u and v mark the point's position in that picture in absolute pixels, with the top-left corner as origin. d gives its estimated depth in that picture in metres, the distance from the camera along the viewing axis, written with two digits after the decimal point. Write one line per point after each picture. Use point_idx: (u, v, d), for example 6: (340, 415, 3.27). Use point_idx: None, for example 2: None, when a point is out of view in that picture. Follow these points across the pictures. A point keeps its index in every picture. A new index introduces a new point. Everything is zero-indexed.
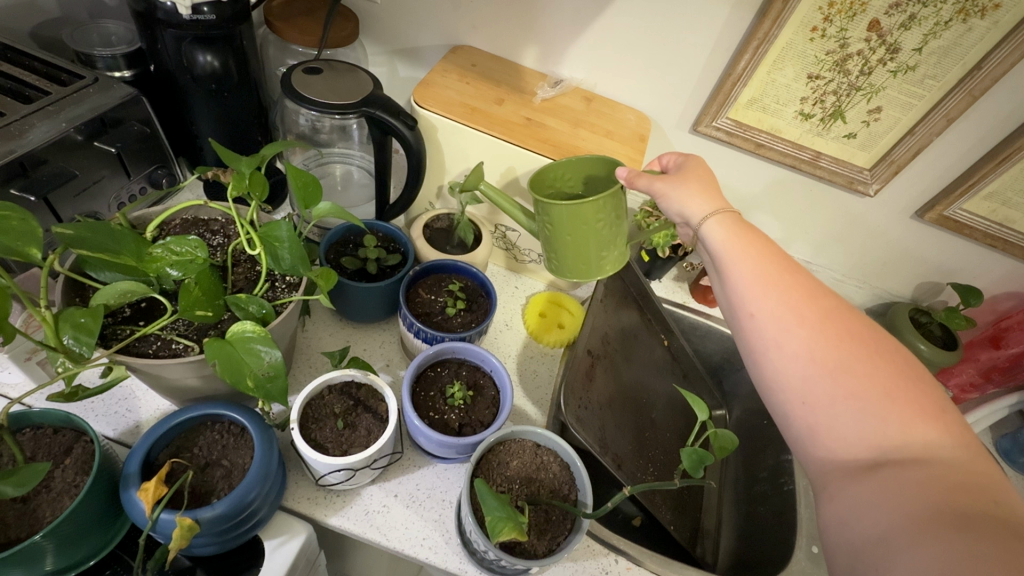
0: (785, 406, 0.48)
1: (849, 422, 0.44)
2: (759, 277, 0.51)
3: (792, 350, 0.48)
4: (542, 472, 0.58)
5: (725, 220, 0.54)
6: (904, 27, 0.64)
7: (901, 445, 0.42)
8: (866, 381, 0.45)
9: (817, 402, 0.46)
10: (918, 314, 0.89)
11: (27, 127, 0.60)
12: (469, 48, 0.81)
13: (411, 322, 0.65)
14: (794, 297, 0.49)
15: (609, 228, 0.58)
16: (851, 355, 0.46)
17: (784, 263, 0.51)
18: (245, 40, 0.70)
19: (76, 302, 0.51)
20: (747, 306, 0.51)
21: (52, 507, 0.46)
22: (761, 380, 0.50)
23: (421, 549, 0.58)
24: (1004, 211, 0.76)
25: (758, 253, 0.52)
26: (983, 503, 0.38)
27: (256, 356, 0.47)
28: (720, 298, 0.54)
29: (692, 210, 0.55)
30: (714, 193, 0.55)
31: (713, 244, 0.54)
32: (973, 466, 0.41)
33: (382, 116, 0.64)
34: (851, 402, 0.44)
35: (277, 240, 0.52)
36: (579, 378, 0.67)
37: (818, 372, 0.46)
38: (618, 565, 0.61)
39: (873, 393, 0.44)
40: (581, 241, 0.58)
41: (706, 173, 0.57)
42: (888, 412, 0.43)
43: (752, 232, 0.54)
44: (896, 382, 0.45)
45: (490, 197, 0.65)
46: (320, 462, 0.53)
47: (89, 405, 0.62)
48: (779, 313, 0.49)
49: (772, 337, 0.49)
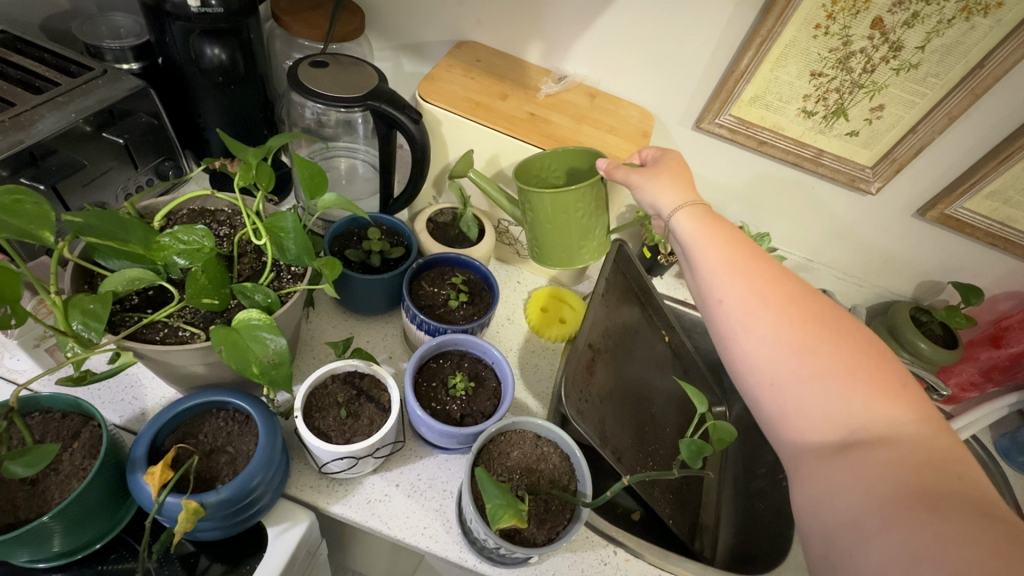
0: (755, 390, 0.48)
1: (815, 402, 0.45)
2: (726, 263, 0.52)
3: (759, 333, 0.48)
4: (542, 463, 0.58)
5: (693, 210, 0.56)
6: (907, 25, 0.65)
7: (866, 424, 0.43)
8: (830, 362, 0.45)
9: (784, 384, 0.46)
10: (917, 313, 0.90)
11: (37, 117, 0.61)
12: (474, 44, 0.82)
13: (415, 315, 0.66)
14: (760, 281, 0.50)
15: (589, 218, 0.63)
16: (816, 335, 0.47)
17: (749, 250, 0.53)
18: (252, 34, 0.71)
19: (85, 289, 0.52)
20: (715, 290, 0.51)
21: (60, 489, 0.47)
22: (733, 367, 0.50)
23: (423, 538, 0.59)
24: (1005, 210, 0.77)
25: (725, 241, 0.53)
26: (949, 481, 0.38)
27: (261, 344, 0.48)
28: (692, 287, 0.55)
29: (663, 202, 0.57)
30: (685, 186, 0.57)
31: (683, 234, 0.55)
32: (936, 442, 0.41)
33: (387, 109, 0.65)
34: (817, 383, 0.45)
35: (283, 231, 0.53)
36: (579, 372, 0.68)
37: (784, 352, 0.47)
38: (616, 557, 0.62)
39: (839, 373, 0.44)
40: (561, 228, 0.63)
41: (680, 167, 0.60)
42: (852, 390, 0.44)
43: (720, 221, 0.55)
44: (860, 361, 0.45)
45: (479, 184, 0.71)
46: (323, 450, 0.54)
47: (97, 392, 0.63)
48: (746, 297, 0.49)
49: (740, 322, 0.49)
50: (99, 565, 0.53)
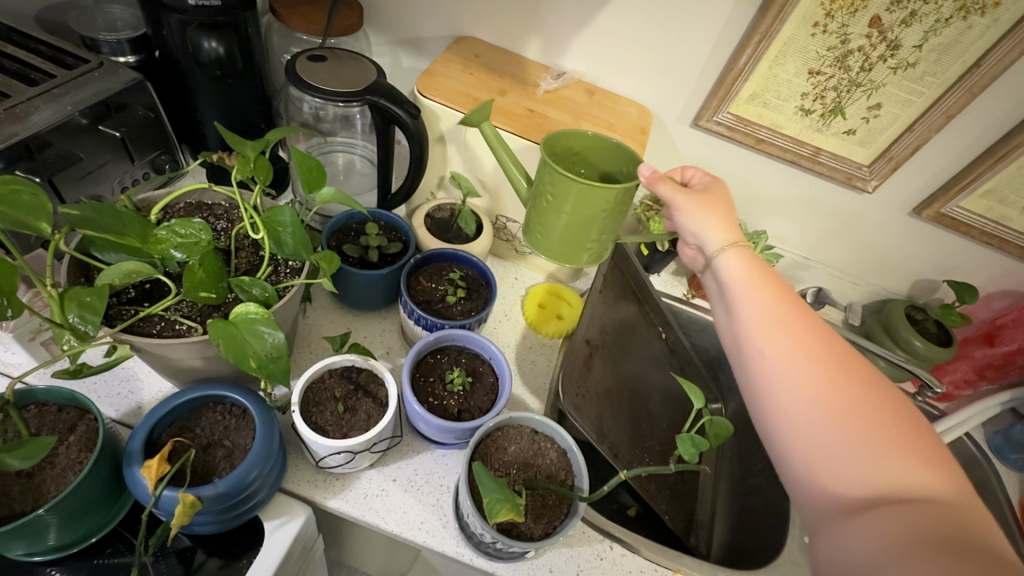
0: (782, 442, 0.45)
1: (846, 460, 0.42)
2: (768, 309, 0.49)
3: (793, 382, 0.45)
4: (540, 458, 0.58)
5: (741, 252, 0.54)
6: (905, 23, 0.65)
7: (895, 480, 0.40)
8: (869, 421, 0.42)
9: (816, 438, 0.43)
10: (913, 310, 0.90)
11: (32, 109, 0.60)
12: (472, 39, 0.82)
13: (413, 310, 0.66)
14: (801, 331, 0.47)
15: (613, 218, 0.57)
16: (856, 392, 0.44)
17: (792, 300, 0.50)
18: (250, 27, 0.70)
19: (81, 282, 0.51)
20: (750, 331, 0.49)
21: (56, 483, 0.47)
22: (755, 404, 0.48)
23: (419, 533, 0.59)
24: (1000, 209, 0.77)
25: (769, 287, 0.51)
26: (976, 544, 0.36)
27: (259, 338, 0.48)
28: (722, 321, 0.53)
29: (711, 236, 0.55)
30: (732, 224, 0.56)
31: (727, 274, 0.54)
32: (966, 509, 0.39)
33: (386, 104, 0.64)
34: (852, 441, 0.42)
35: (281, 225, 0.53)
36: (577, 368, 0.69)
37: (820, 406, 0.44)
38: (612, 551, 0.62)
39: (875, 432, 0.42)
40: (579, 226, 0.57)
41: (726, 202, 0.58)
42: (890, 452, 0.41)
43: (766, 267, 0.54)
44: (901, 424, 0.42)
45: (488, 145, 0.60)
46: (319, 444, 0.54)
47: (93, 385, 0.62)
48: (782, 336, 0.47)
49: (775, 370, 0.47)
50: (95, 559, 0.53)
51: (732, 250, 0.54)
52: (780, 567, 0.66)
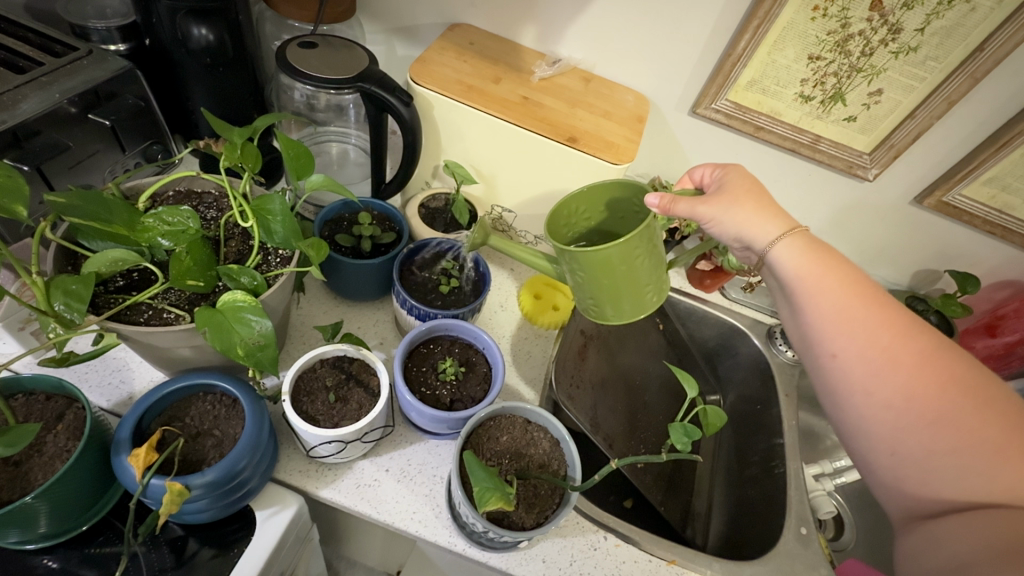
0: (867, 445, 0.52)
1: (940, 470, 0.48)
2: (843, 314, 0.51)
3: (881, 401, 0.50)
4: (532, 448, 0.58)
5: (796, 242, 0.52)
6: (906, 6, 0.63)
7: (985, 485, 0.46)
8: (956, 426, 0.47)
9: (901, 443, 0.49)
10: (915, 302, 0.87)
11: (20, 97, 0.59)
12: (468, 27, 0.80)
13: (405, 300, 0.65)
14: (892, 346, 0.50)
15: (649, 260, 0.48)
16: (943, 397, 0.48)
17: (870, 298, 0.51)
18: (241, 14, 0.69)
19: (68, 270, 0.51)
20: (831, 348, 0.52)
21: (43, 471, 0.47)
22: (840, 414, 0.53)
23: (411, 523, 0.59)
24: (1003, 197, 0.76)
25: (842, 286, 0.51)
26: None
27: (246, 325, 0.47)
28: (794, 326, 0.55)
29: (760, 235, 0.52)
30: (775, 210, 0.53)
31: (786, 268, 0.53)
32: None
33: (378, 91, 0.63)
34: (939, 448, 0.48)
35: (270, 213, 0.52)
36: (570, 359, 0.72)
37: (909, 415, 0.49)
38: (606, 542, 0.62)
39: (964, 437, 0.47)
40: (618, 283, 0.48)
41: (753, 187, 0.53)
42: (975, 454, 0.47)
43: (829, 255, 0.53)
44: (987, 423, 0.47)
45: (499, 249, 0.56)
46: (309, 434, 0.54)
47: (83, 375, 0.62)
48: (864, 352, 0.50)
49: (859, 380, 0.50)
50: (86, 548, 0.53)
51: (786, 242, 0.52)
52: (776, 558, 0.65)
